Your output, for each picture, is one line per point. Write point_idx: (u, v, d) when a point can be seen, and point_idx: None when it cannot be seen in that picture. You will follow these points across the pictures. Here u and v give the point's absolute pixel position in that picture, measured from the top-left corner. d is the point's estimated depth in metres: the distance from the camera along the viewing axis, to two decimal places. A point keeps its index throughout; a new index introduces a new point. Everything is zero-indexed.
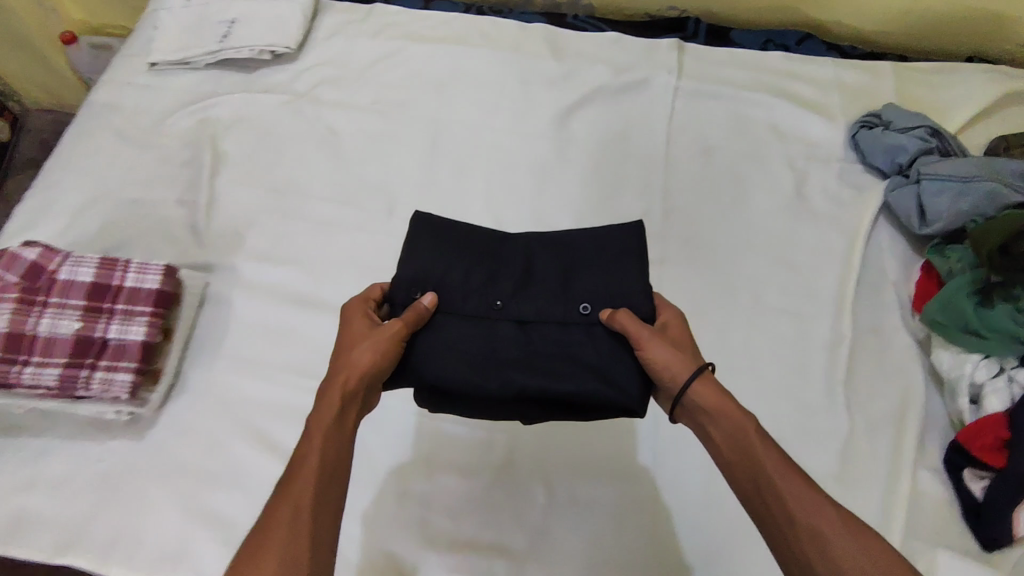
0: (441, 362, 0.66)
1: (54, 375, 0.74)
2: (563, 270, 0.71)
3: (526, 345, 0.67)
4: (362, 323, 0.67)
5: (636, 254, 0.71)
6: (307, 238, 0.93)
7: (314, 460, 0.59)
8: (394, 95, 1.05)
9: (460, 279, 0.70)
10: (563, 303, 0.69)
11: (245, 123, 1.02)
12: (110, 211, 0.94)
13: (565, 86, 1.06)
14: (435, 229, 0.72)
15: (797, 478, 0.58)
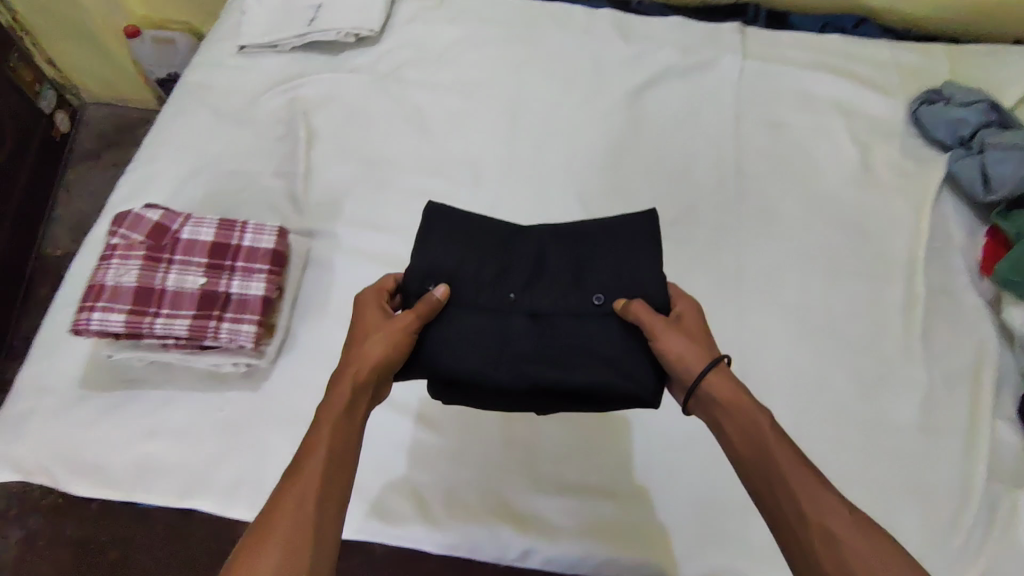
0: (460, 355, 0.69)
1: (185, 325, 0.78)
2: (577, 261, 0.72)
3: (540, 337, 0.69)
4: (376, 313, 0.69)
5: (649, 242, 0.72)
6: (400, 207, 0.98)
7: (321, 454, 0.61)
8: (474, 75, 1.10)
9: (475, 273, 0.71)
10: (578, 295, 0.71)
11: (333, 100, 1.07)
12: (214, 183, 0.99)
13: (636, 66, 1.11)
14: (447, 221, 0.73)
15: (810, 475, 0.59)
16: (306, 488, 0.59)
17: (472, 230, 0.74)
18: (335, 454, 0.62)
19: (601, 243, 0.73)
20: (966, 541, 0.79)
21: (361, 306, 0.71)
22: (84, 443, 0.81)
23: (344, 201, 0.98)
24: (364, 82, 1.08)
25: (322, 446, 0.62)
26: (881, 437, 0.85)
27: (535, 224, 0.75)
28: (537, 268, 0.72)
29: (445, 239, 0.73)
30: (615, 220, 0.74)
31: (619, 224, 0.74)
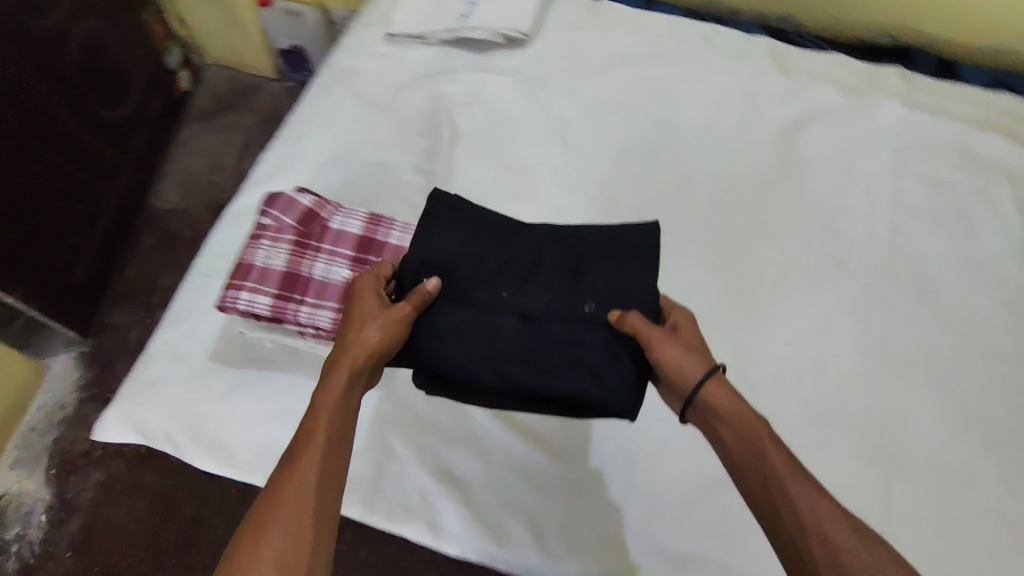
0: (447, 344, 0.70)
1: (328, 317, 0.78)
2: (573, 266, 0.73)
3: (526, 338, 0.70)
4: (372, 298, 0.70)
5: (648, 257, 0.72)
6: (536, 219, 0.96)
7: (319, 440, 0.61)
8: (620, 90, 1.06)
9: (472, 268, 0.73)
10: (570, 300, 0.71)
11: (477, 100, 1.05)
12: (353, 170, 0.99)
13: (791, 101, 1.06)
14: (453, 213, 0.75)
15: (807, 481, 0.59)
16: (306, 472, 0.59)
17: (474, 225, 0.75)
18: (335, 439, 0.62)
19: (600, 251, 0.74)
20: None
21: (357, 293, 0.72)
22: (208, 416, 0.81)
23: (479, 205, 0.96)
24: (509, 84, 1.06)
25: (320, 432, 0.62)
26: None
27: (538, 225, 0.76)
28: (531, 269, 0.73)
29: (448, 228, 0.74)
30: (617, 229, 0.75)
31: (618, 233, 0.75)
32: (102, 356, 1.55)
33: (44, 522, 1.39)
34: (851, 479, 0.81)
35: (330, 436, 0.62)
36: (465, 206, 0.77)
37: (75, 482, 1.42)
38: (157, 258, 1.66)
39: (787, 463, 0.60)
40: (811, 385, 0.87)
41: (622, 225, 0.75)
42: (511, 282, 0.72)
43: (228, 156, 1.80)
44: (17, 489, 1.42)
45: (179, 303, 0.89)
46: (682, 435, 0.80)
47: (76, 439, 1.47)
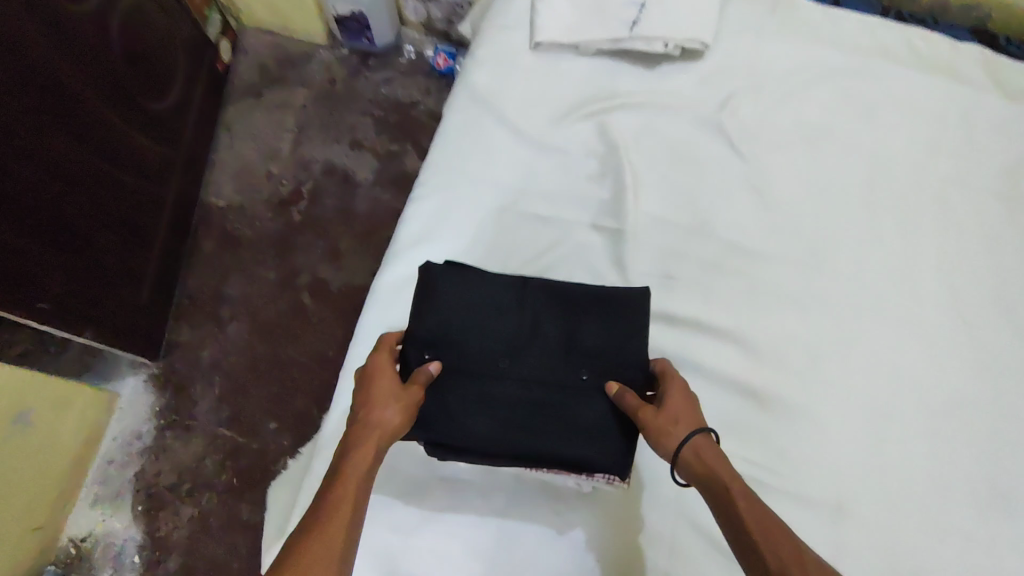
0: (449, 419, 0.66)
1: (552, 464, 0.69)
2: (568, 329, 0.69)
3: (527, 406, 0.67)
4: (380, 372, 0.65)
5: (641, 314, 0.68)
6: (740, 290, 0.82)
7: (333, 511, 0.54)
8: (819, 118, 0.90)
9: (468, 334, 0.68)
10: (567, 365, 0.68)
11: (655, 135, 0.88)
12: (520, 231, 0.84)
13: (1018, 130, 0.90)
14: (442, 276, 0.70)
15: (777, 537, 0.53)
16: (325, 545, 0.52)
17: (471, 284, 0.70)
18: (351, 511, 0.54)
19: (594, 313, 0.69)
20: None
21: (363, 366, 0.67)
22: (403, 549, 0.73)
23: (676, 275, 0.82)
24: (692, 112, 0.89)
25: (335, 500, 0.55)
26: None
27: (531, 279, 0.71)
28: (524, 330, 0.68)
29: (440, 290, 0.69)
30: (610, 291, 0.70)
31: (612, 294, 0.70)
32: (176, 379, 1.42)
33: (138, 563, 1.31)
34: None
35: (342, 506, 0.54)
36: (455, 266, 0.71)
37: (165, 519, 1.33)
38: (220, 264, 1.49)
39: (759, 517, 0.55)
40: None
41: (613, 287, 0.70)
42: (507, 347, 0.68)
43: (282, 142, 1.59)
44: (103, 528, 1.33)
45: (348, 414, 0.78)
46: (944, 554, 0.72)
47: (159, 473, 1.36)
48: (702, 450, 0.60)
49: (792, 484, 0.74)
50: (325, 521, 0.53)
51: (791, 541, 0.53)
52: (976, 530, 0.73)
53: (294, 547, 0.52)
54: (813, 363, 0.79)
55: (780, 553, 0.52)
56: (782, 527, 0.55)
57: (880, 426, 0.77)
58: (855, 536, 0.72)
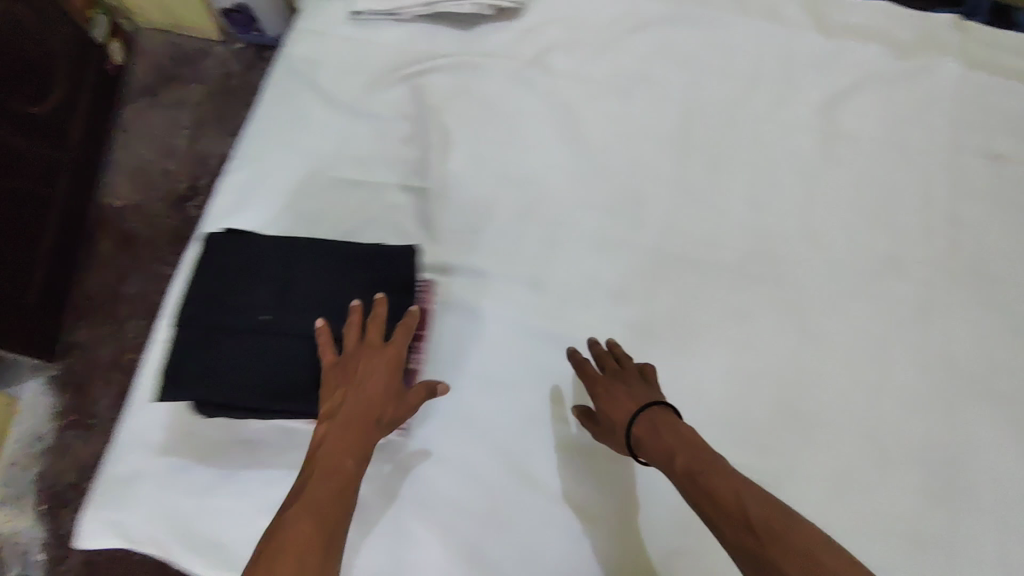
0: (217, 375, 0.64)
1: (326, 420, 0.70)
2: (334, 285, 0.69)
3: (292, 359, 0.66)
4: (391, 365, 0.64)
5: (407, 265, 0.72)
6: (549, 240, 0.83)
7: (342, 503, 0.55)
8: (636, 66, 0.90)
9: (238, 294, 0.67)
10: (334, 318, 0.68)
11: (468, 93, 0.88)
12: (328, 195, 0.84)
13: (834, 68, 0.91)
14: (221, 247, 0.69)
15: (730, 481, 0.57)
16: (339, 531, 0.54)
17: (241, 249, 0.69)
18: (353, 506, 0.57)
19: (361, 270, 0.71)
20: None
21: (371, 344, 0.65)
22: (201, 511, 0.73)
23: (483, 229, 0.83)
24: (505, 68, 0.89)
25: (341, 489, 0.56)
26: None
27: (304, 240, 0.71)
28: (291, 289, 0.68)
29: (218, 257, 0.69)
30: (376, 251, 0.72)
31: (378, 253, 0.72)
32: (76, 379, 1.42)
33: (41, 563, 1.32)
34: (919, 526, 0.75)
35: (346, 498, 0.56)
36: (228, 234, 0.70)
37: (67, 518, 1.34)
38: (118, 263, 1.50)
39: (716, 467, 0.58)
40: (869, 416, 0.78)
41: (381, 248, 0.72)
42: (271, 304, 0.67)
43: (179, 138, 1.59)
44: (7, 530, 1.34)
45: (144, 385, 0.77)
46: None
47: (61, 472, 1.37)
48: (641, 438, 0.64)
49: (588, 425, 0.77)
50: (331, 510, 0.54)
51: (734, 505, 0.55)
52: (768, 464, 0.75)
53: (300, 529, 0.52)
54: (616, 309, 0.80)
55: (722, 521, 0.55)
56: (728, 487, 0.56)
57: (679, 366, 0.78)
58: (645, 476, 0.75)
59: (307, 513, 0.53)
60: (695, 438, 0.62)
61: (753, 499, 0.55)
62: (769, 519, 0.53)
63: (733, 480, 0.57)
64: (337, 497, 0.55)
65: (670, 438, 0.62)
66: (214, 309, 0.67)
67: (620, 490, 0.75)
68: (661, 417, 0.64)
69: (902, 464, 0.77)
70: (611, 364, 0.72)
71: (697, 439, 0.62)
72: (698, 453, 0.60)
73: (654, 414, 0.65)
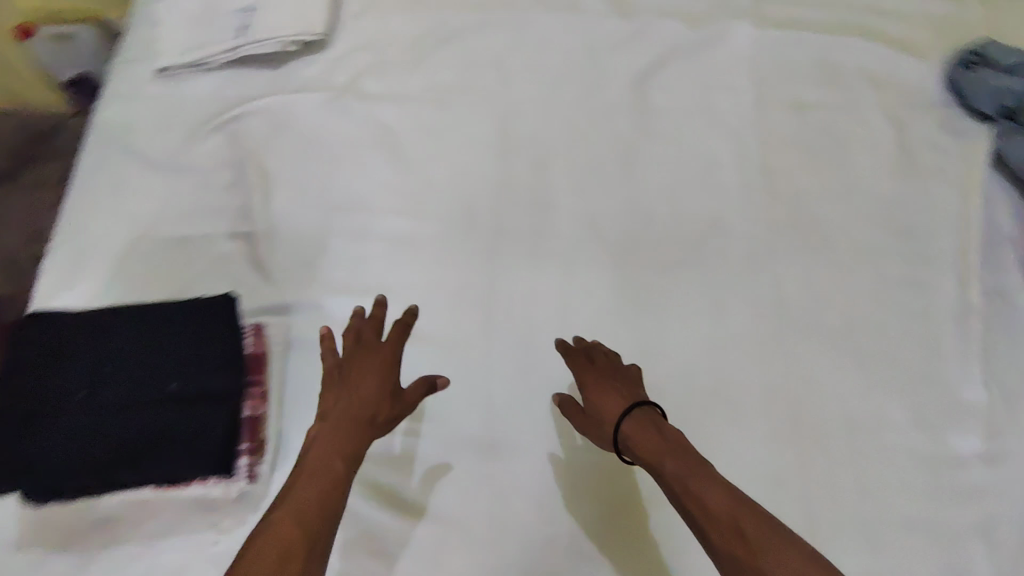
0: (34, 461, 0.63)
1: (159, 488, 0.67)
2: (151, 348, 0.69)
3: (114, 430, 0.65)
4: (384, 367, 0.66)
5: (226, 314, 0.73)
6: (385, 260, 0.83)
7: (328, 499, 0.56)
8: (449, 79, 0.94)
9: (50, 376, 0.67)
10: (154, 381, 0.68)
11: (286, 129, 0.89)
12: (155, 255, 0.83)
13: (636, 50, 0.96)
14: (29, 333, 0.69)
15: (722, 491, 0.55)
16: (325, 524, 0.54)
17: (50, 331, 0.69)
18: (342, 506, 0.57)
19: (179, 328, 0.71)
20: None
21: (365, 347, 0.67)
22: None
23: (317, 260, 0.82)
24: (319, 98, 0.91)
25: (328, 488, 0.57)
26: (946, 475, 0.78)
27: (117, 309, 0.71)
28: (106, 360, 0.68)
29: (26, 343, 0.68)
30: (192, 307, 0.72)
31: (195, 308, 0.72)
32: None
33: None
34: (778, 464, 0.77)
35: (334, 498, 0.56)
36: (36, 320, 0.70)
37: None
38: None
39: (705, 475, 0.57)
40: (716, 372, 0.81)
41: (197, 302, 0.73)
42: (86, 380, 0.67)
43: None
44: None
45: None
46: (595, 465, 0.76)
47: None
48: (628, 440, 0.62)
49: (447, 435, 0.78)
50: (317, 509, 0.55)
51: (721, 516, 0.53)
52: None
53: (281, 528, 0.53)
54: (460, 313, 0.82)
55: (711, 530, 0.53)
56: (717, 497, 0.55)
57: (527, 358, 0.80)
58: (508, 474, 0.76)
59: (290, 514, 0.54)
60: (684, 441, 0.60)
61: (744, 511, 0.54)
62: (766, 539, 0.52)
63: (724, 487, 0.55)
64: (324, 495, 0.56)
65: (658, 438, 0.60)
66: (25, 394, 0.66)
67: (485, 490, 0.75)
68: (649, 417, 0.63)
69: (753, 409, 0.79)
70: (597, 354, 0.72)
71: (686, 443, 0.60)
72: (687, 457, 0.58)
73: (642, 412, 0.63)
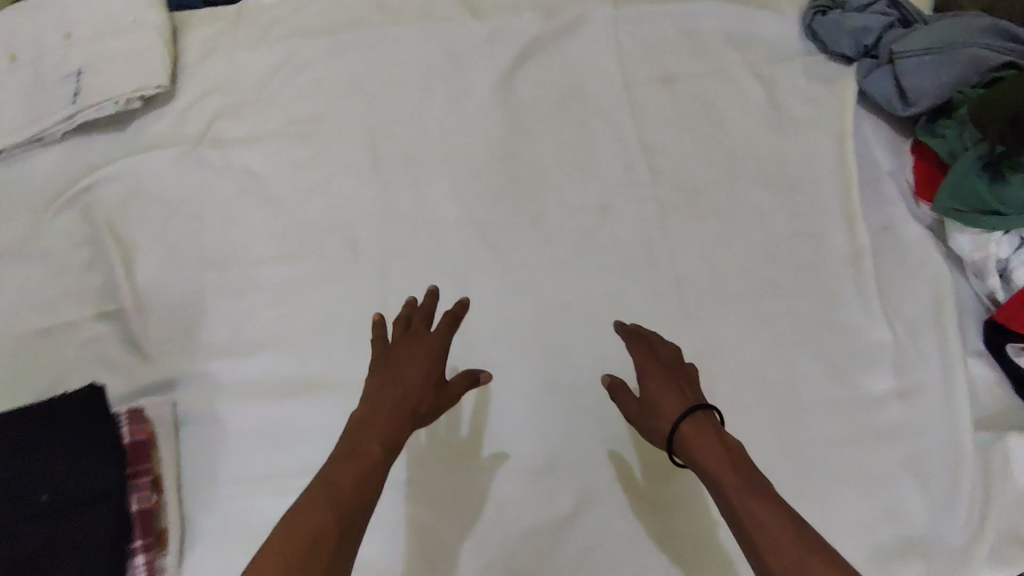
0: None
1: None
2: (11, 460, 0.63)
3: None
4: (430, 355, 0.63)
5: (92, 404, 0.66)
6: (269, 312, 0.79)
7: (360, 486, 0.53)
8: (309, 109, 0.90)
9: None
10: (20, 496, 0.62)
11: (142, 194, 0.84)
12: (18, 355, 0.76)
13: (497, 49, 0.94)
14: None
15: (784, 515, 0.51)
16: (354, 514, 0.51)
17: None
18: (376, 496, 0.54)
19: (40, 431, 0.64)
20: (991, 498, 0.75)
21: (415, 336, 0.64)
22: None
23: (195, 326, 0.78)
24: (172, 154, 0.85)
25: (362, 477, 0.53)
26: (865, 418, 0.78)
27: None
28: None
29: None
30: (52, 405, 0.65)
31: (56, 405, 0.66)
32: None
33: None
34: None
35: (368, 485, 0.53)
36: None
37: None
38: None
39: (767, 497, 0.53)
40: (625, 363, 0.80)
41: (58, 398, 0.66)
42: None
43: None
44: None
45: None
46: (519, 481, 0.75)
47: None
48: (683, 441, 0.58)
49: None
50: (356, 497, 0.52)
51: (787, 546, 0.49)
52: (542, 448, 0.76)
53: (311, 510, 0.50)
54: (357, 352, 0.77)
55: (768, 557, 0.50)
56: (780, 523, 0.51)
57: None
58: (465, 502, 0.74)
59: (325, 496, 0.51)
60: (744, 453, 0.56)
61: (803, 538, 0.50)
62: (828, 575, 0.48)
63: (785, 512, 0.52)
64: (357, 487, 0.52)
65: (715, 444, 0.56)
66: None
67: (411, 531, 0.73)
68: (707, 420, 0.58)
69: None
70: (656, 340, 0.67)
71: (746, 457, 0.56)
72: (749, 475, 0.54)
73: (701, 414, 0.59)
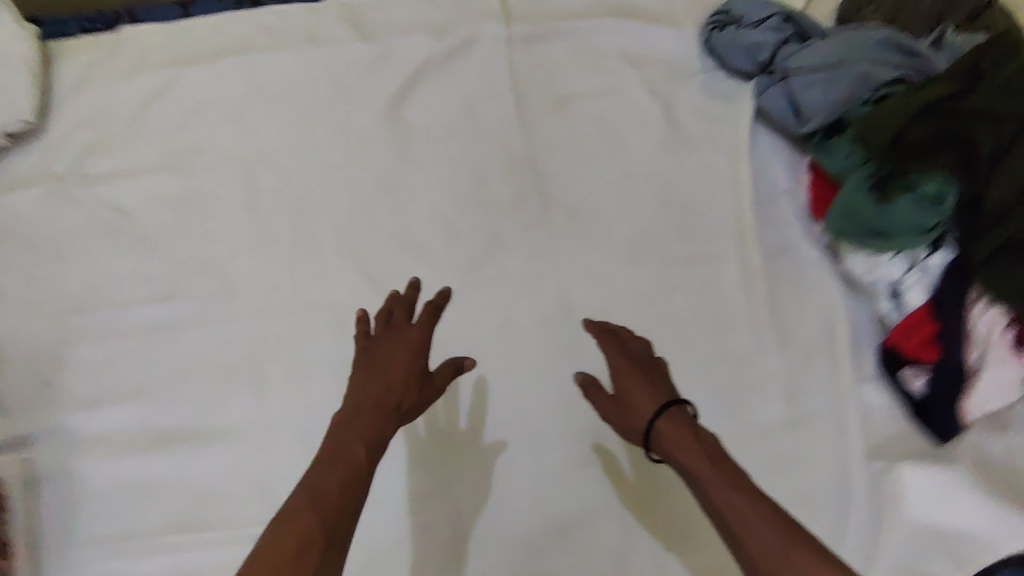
0: None
1: None
2: None
3: None
4: (413, 349, 0.60)
5: None
6: (136, 357, 0.77)
7: (345, 496, 0.49)
8: (189, 141, 0.87)
9: None
10: None
11: (9, 236, 0.81)
12: None
13: (386, 72, 0.92)
14: None
15: (774, 514, 0.48)
16: (335, 527, 0.48)
17: None
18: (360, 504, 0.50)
19: None
20: (880, 531, 0.72)
21: (394, 332, 0.61)
22: None
23: (58, 376, 0.76)
24: (41, 193, 0.83)
25: (343, 484, 0.50)
26: (753, 449, 0.76)
27: None
28: None
29: None
30: None
31: None
32: None
33: None
34: (586, 478, 0.74)
35: (350, 492, 0.50)
36: None
37: None
38: None
39: (758, 495, 0.49)
40: (510, 400, 0.77)
41: None
42: None
43: None
44: None
45: None
46: (393, 526, 0.72)
47: None
48: (660, 439, 0.55)
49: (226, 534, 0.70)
50: (340, 504, 0.49)
51: (775, 547, 0.46)
52: (418, 491, 0.74)
53: (295, 522, 0.47)
54: (228, 396, 0.76)
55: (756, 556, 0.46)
56: (769, 525, 0.47)
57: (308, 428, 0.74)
58: (458, 497, 0.73)
59: (307, 505, 0.48)
60: (718, 447, 0.53)
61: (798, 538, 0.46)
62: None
63: (776, 512, 0.48)
64: (338, 496, 0.49)
65: (692, 441, 0.53)
66: None
67: None
68: (685, 416, 0.56)
69: (554, 427, 0.76)
70: (626, 339, 0.65)
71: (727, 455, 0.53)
72: (733, 474, 0.51)
73: (673, 411, 0.56)
